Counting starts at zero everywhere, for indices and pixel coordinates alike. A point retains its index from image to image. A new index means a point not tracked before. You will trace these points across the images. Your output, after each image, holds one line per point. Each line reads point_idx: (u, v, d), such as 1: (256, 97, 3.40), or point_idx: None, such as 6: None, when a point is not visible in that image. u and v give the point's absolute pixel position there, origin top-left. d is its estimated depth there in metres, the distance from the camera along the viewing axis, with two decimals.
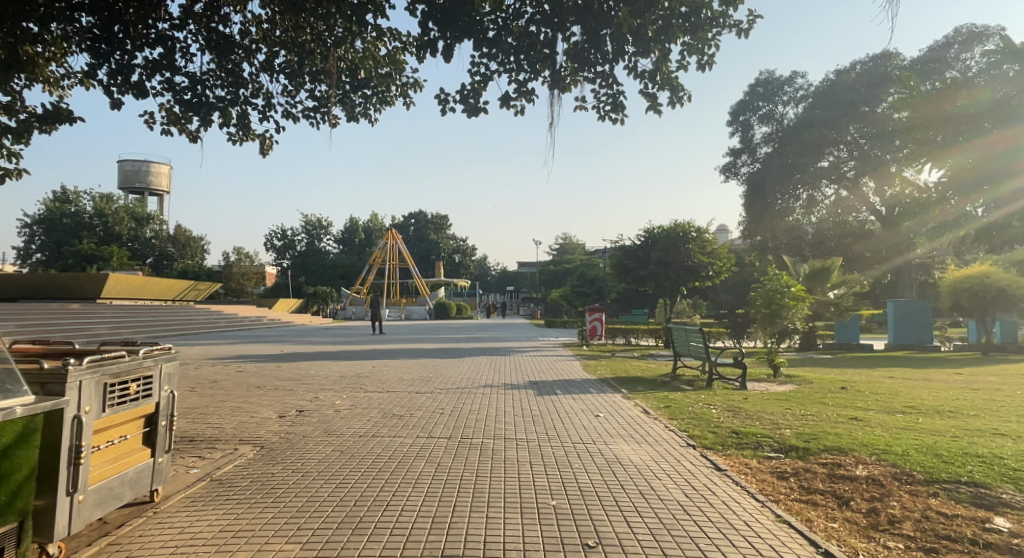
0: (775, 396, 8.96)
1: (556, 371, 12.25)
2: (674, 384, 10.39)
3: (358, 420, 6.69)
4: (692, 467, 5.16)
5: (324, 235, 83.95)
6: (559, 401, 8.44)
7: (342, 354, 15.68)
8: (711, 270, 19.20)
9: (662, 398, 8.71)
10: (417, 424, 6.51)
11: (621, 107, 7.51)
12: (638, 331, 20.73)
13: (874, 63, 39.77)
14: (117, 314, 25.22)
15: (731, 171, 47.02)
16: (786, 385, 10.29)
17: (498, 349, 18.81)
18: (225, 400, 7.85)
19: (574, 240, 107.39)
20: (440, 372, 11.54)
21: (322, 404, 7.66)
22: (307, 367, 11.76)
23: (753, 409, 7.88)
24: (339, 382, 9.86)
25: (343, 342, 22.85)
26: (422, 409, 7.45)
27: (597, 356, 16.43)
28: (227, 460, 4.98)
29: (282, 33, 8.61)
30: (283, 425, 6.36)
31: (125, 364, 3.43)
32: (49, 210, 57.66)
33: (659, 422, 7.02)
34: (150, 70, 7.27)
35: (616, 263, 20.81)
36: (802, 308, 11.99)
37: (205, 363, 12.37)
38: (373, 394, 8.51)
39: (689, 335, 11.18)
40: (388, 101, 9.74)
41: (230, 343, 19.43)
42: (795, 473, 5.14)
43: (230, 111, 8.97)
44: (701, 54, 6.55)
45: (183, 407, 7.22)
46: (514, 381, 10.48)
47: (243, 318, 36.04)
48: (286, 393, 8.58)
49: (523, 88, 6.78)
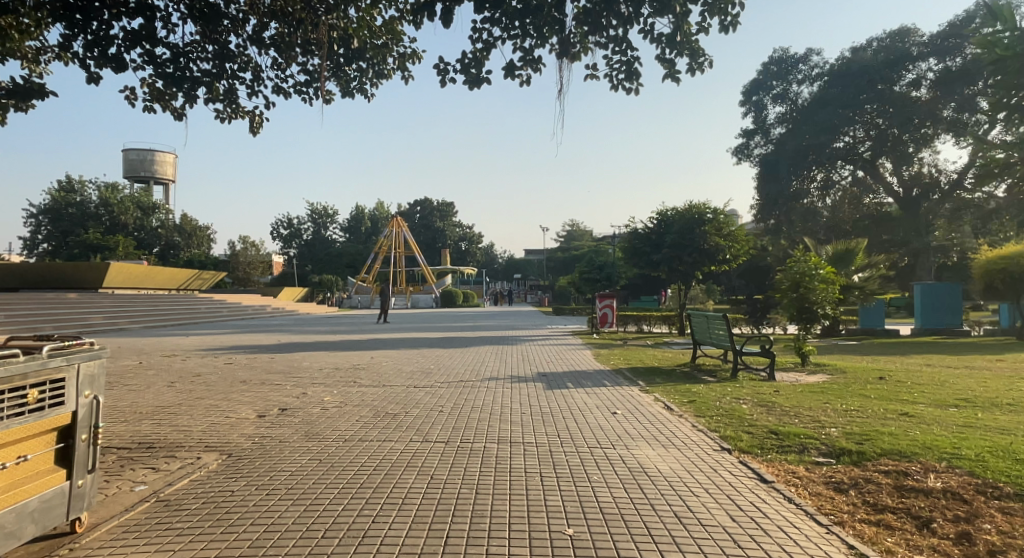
0: (810, 389, 8.13)
1: (566, 362, 11.45)
2: (696, 375, 9.59)
3: (345, 420, 5.93)
4: (733, 479, 4.35)
5: (329, 223, 83.33)
6: (571, 395, 7.62)
7: (341, 344, 14.93)
8: (728, 253, 18.43)
9: (684, 391, 7.91)
10: (413, 425, 5.74)
11: (635, 75, 6.82)
12: (651, 318, 19.89)
13: (892, 39, 38.51)
14: (116, 303, 24.60)
15: (743, 153, 45.80)
16: (817, 375, 9.44)
17: (505, 338, 18.03)
18: (202, 397, 7.09)
19: (581, 226, 106.41)
20: (442, 364, 10.73)
21: (308, 402, 6.90)
22: (301, 358, 11.02)
23: (790, 405, 7.04)
24: (332, 375, 9.07)
25: (345, 331, 22.16)
26: (419, 407, 6.70)
27: (610, 344, 15.58)
28: (183, 474, 4.24)
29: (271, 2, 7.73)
30: (258, 427, 5.60)
31: (19, 365, 2.64)
32: (55, 199, 57.21)
33: (685, 421, 6.22)
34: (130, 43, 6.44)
35: (626, 248, 19.84)
36: (832, 292, 11.09)
37: (193, 354, 11.63)
38: (367, 390, 7.75)
39: (710, 321, 10.33)
40: (385, 76, 8.88)
41: (228, 333, 18.76)
42: (854, 485, 4.32)
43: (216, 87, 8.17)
44: (726, 13, 5.74)
45: (153, 406, 6.46)
46: (521, 374, 9.65)
47: (247, 307, 35.43)
48: (273, 388, 7.82)
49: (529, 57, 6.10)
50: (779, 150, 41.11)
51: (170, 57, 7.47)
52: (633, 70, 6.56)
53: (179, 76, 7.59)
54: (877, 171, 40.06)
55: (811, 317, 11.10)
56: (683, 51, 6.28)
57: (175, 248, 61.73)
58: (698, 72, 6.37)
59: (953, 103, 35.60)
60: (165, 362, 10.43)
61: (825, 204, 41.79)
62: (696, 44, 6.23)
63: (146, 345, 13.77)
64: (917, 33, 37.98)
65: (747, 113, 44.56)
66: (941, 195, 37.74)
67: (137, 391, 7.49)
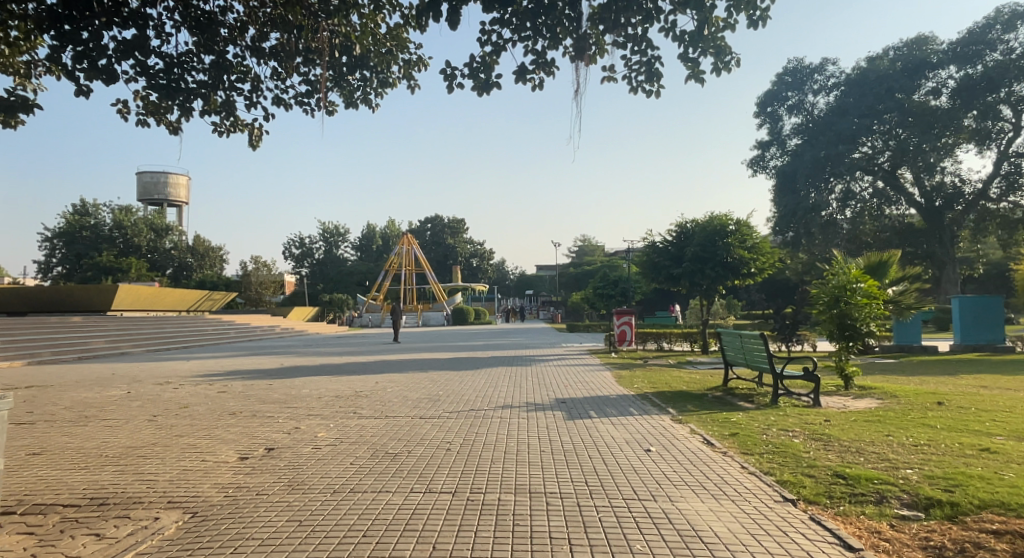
0: (865, 418, 7.24)
1: (586, 385, 10.62)
2: (730, 401, 8.73)
3: (336, 464, 5.12)
4: (810, 545, 3.51)
5: (341, 241, 83.13)
6: (595, 427, 6.80)
7: (344, 367, 14.16)
8: (753, 266, 17.49)
9: (722, 421, 7.06)
10: (415, 472, 4.91)
11: (656, 76, 6.41)
12: (671, 335, 18.99)
13: (909, 48, 37.71)
14: (121, 326, 24.10)
15: (759, 164, 44.77)
16: (865, 400, 8.52)
17: (518, 357, 17.19)
18: (182, 433, 6.32)
19: (593, 242, 105.71)
20: (452, 389, 9.93)
21: (301, 439, 6.14)
22: (301, 385, 10.27)
23: (847, 438, 6.17)
24: (331, 405, 8.29)
25: (353, 351, 21.47)
26: (424, 444, 5.89)
27: (630, 364, 14.73)
28: (128, 543, 3.44)
29: (271, 9, 7.09)
30: (234, 474, 4.80)
31: None
32: (70, 222, 57.41)
33: (732, 460, 5.36)
34: (121, 54, 5.80)
35: (643, 263, 18.95)
36: (876, 308, 10.15)
37: (187, 381, 10.93)
38: (368, 423, 6.98)
39: (743, 340, 9.46)
40: (389, 84, 8.19)
41: (231, 356, 18.09)
42: (963, 553, 3.45)
43: (213, 99, 7.60)
44: (754, 8, 5.30)
45: (127, 446, 5.71)
46: (538, 400, 8.82)
47: (256, 328, 34.85)
48: (265, 421, 7.06)
49: (541, 60, 5.96)
50: (796, 161, 40.18)
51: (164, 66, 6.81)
52: (652, 70, 6.25)
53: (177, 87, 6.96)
54: (898, 181, 39.10)
55: (852, 334, 10.17)
56: (706, 50, 5.92)
57: (187, 270, 61.59)
58: (725, 71, 5.99)
59: (974, 111, 34.71)
60: (156, 391, 9.72)
61: (845, 215, 39.90)
62: (721, 41, 5.87)
63: (142, 371, 13.08)
64: (935, 41, 37.15)
65: (762, 124, 43.71)
66: (965, 206, 36.98)
67: (114, 428, 6.75)
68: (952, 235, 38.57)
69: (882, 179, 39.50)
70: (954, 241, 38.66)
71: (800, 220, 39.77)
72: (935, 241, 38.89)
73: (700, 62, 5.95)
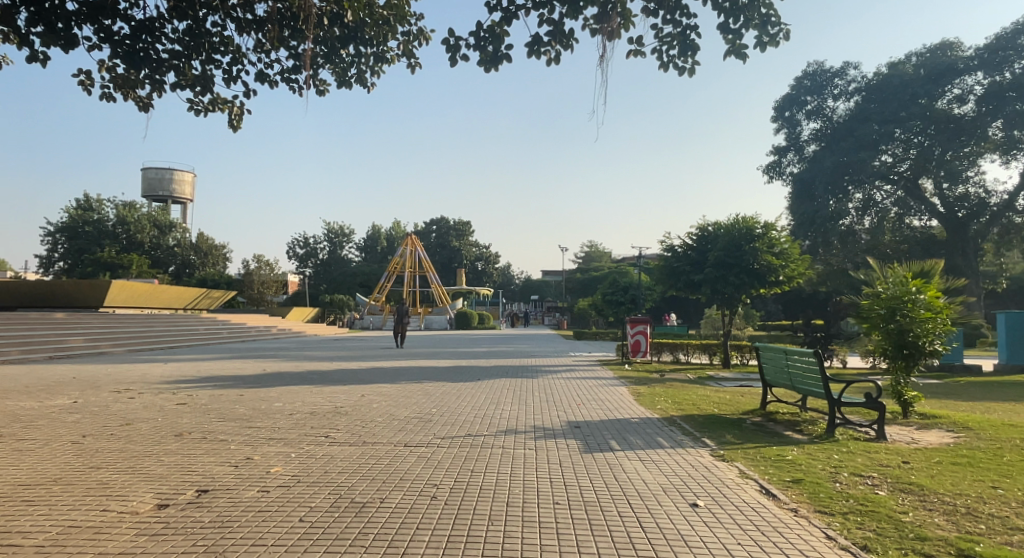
0: (952, 460, 5.90)
1: (601, 404, 9.30)
2: (775, 430, 7.39)
3: (277, 522, 3.81)
4: None
5: (345, 242, 82.15)
6: (620, 465, 5.44)
7: (331, 374, 12.85)
8: (781, 273, 16.07)
9: (777, 460, 5.74)
10: (384, 537, 3.60)
11: (691, 50, 5.46)
12: (688, 346, 17.60)
13: (932, 53, 36.32)
14: (107, 324, 22.92)
15: (774, 170, 43.19)
16: (938, 435, 7.18)
17: (523, 367, 15.87)
18: (100, 464, 5.01)
19: (600, 248, 104.35)
20: (449, 407, 8.60)
21: (250, 474, 4.85)
22: (276, 397, 8.99)
23: (944, 490, 4.85)
24: (303, 424, 7.02)
25: (349, 356, 20.19)
26: (402, 488, 4.56)
27: (647, 378, 13.37)
28: None
29: None
30: (134, 536, 3.49)
31: None
32: (73, 217, 56.52)
33: (810, 526, 4.02)
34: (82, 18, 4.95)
35: (661, 269, 17.55)
36: (940, 323, 8.76)
37: (149, 389, 9.64)
38: (339, 451, 5.73)
39: (788, 359, 8.12)
40: (387, 61, 6.87)
41: (212, 359, 16.79)
42: None
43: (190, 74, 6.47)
44: None
45: (18, 482, 4.42)
46: (548, 423, 7.52)
47: (251, 328, 33.54)
48: (214, 447, 5.74)
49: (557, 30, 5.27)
50: (814, 167, 38.73)
51: (128, 31, 5.44)
52: (686, 43, 5.40)
53: (142, 56, 5.53)
54: (920, 189, 37.66)
55: (912, 352, 8.76)
56: (749, 17, 5.09)
57: (190, 268, 60.26)
58: (774, 44, 5.25)
59: (1001, 119, 33.75)
60: (108, 401, 8.43)
61: (864, 224, 38.42)
62: (769, 8, 5.07)
63: (108, 375, 11.81)
64: (960, 47, 35.76)
65: (779, 129, 42.33)
66: (991, 217, 35.53)
67: (26, 451, 5.45)
68: (976, 247, 37.00)
69: (903, 188, 37.93)
70: (976, 254, 37.07)
71: (818, 229, 38.23)
72: (956, 252, 37.04)
73: (743, 35, 5.21)
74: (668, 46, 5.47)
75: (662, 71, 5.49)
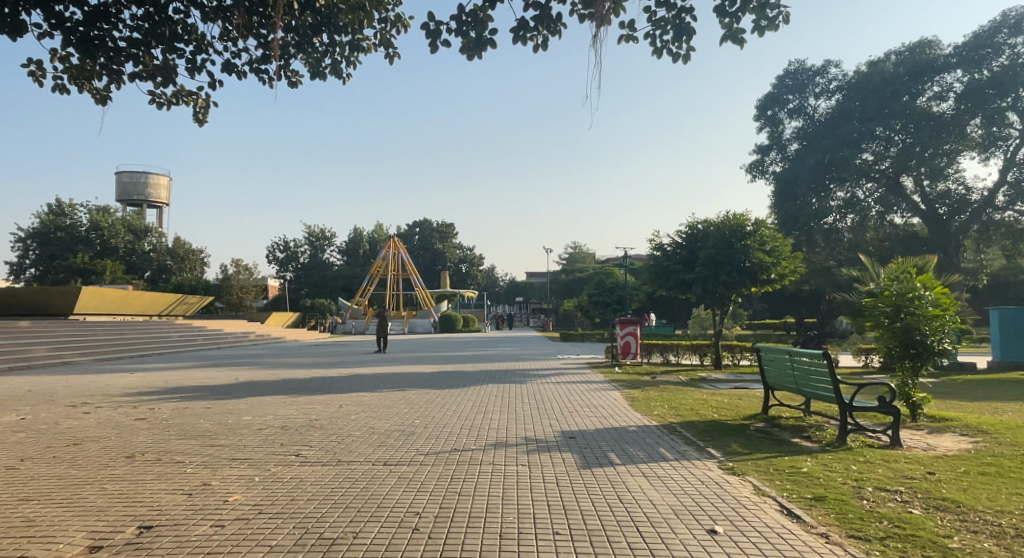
0: (980, 469, 5.44)
1: (595, 411, 8.76)
2: (784, 436, 6.92)
3: None
4: None
5: (327, 246, 80.92)
6: (622, 482, 4.92)
7: (307, 382, 12.18)
8: (773, 271, 15.69)
9: (793, 473, 5.24)
10: None
11: (686, 33, 4.95)
12: (679, 347, 17.20)
13: (912, 52, 36.37)
14: (76, 331, 21.94)
15: (757, 168, 43.14)
16: (956, 440, 6.74)
17: (510, 371, 15.32)
18: (33, 496, 4.36)
19: (585, 250, 104.13)
20: (434, 417, 8.00)
21: (203, 505, 4.22)
22: (245, 409, 8.33)
23: (982, 505, 4.39)
24: (273, 441, 6.40)
25: (330, 362, 19.49)
26: (380, 520, 3.96)
27: (639, 381, 12.89)
28: None
29: None
30: None
31: None
32: (44, 223, 54.81)
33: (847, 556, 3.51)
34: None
35: (651, 268, 17.09)
36: (949, 320, 8.36)
37: (108, 402, 8.92)
38: (310, 473, 5.13)
39: (792, 360, 7.61)
40: (362, 51, 6.22)
41: (183, 367, 16.00)
42: None
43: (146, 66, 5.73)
44: None
45: None
46: (541, 434, 6.97)
47: (228, 334, 32.57)
48: (166, 471, 5.11)
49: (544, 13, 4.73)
50: (797, 166, 38.75)
51: (81, 17, 4.72)
52: (680, 25, 4.90)
53: (96, 44, 4.78)
54: (900, 186, 37.56)
55: (920, 351, 8.33)
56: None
57: (167, 273, 58.83)
58: (773, 29, 4.80)
59: (980, 117, 33.79)
60: (59, 417, 7.73)
61: (846, 223, 38.50)
62: None
63: (67, 387, 11.05)
64: (939, 45, 35.82)
65: (761, 127, 42.32)
66: (971, 214, 35.35)
67: None
68: (957, 244, 36.77)
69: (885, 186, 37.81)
70: (958, 251, 36.90)
71: (801, 226, 38.29)
72: (938, 249, 36.88)
73: (741, 18, 4.73)
74: (662, 31, 4.97)
75: (654, 57, 5.01)
